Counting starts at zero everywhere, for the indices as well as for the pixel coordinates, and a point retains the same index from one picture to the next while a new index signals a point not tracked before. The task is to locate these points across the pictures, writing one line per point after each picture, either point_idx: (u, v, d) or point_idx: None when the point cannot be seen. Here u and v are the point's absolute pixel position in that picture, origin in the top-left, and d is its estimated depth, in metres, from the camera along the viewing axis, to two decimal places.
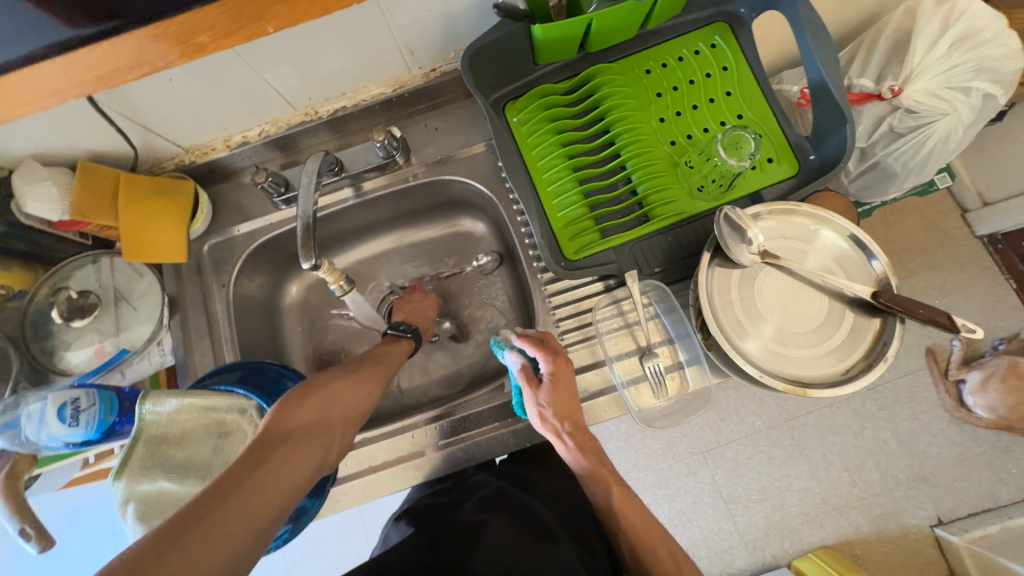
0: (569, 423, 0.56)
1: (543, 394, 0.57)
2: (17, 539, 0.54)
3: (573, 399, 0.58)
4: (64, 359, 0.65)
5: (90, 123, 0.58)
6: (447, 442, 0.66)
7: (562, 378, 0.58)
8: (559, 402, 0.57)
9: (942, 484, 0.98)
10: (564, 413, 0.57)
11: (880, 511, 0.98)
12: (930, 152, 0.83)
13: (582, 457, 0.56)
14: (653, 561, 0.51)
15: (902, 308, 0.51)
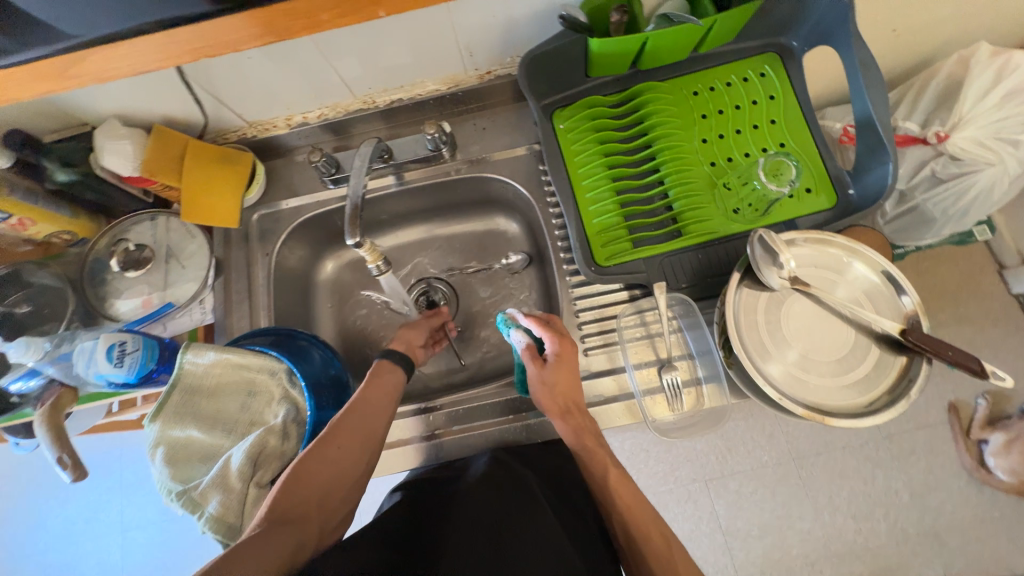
0: (569, 403, 0.59)
1: (547, 371, 0.60)
2: (53, 466, 0.58)
3: (574, 381, 0.60)
4: (114, 306, 0.69)
5: (172, 91, 0.62)
6: (453, 431, 0.69)
7: (567, 360, 0.60)
8: (559, 382, 0.59)
9: (953, 544, 0.95)
10: (564, 394, 0.59)
11: (885, 563, 0.95)
12: (972, 202, 0.83)
13: (580, 436, 0.57)
14: (647, 542, 0.52)
15: (930, 349, 0.51)
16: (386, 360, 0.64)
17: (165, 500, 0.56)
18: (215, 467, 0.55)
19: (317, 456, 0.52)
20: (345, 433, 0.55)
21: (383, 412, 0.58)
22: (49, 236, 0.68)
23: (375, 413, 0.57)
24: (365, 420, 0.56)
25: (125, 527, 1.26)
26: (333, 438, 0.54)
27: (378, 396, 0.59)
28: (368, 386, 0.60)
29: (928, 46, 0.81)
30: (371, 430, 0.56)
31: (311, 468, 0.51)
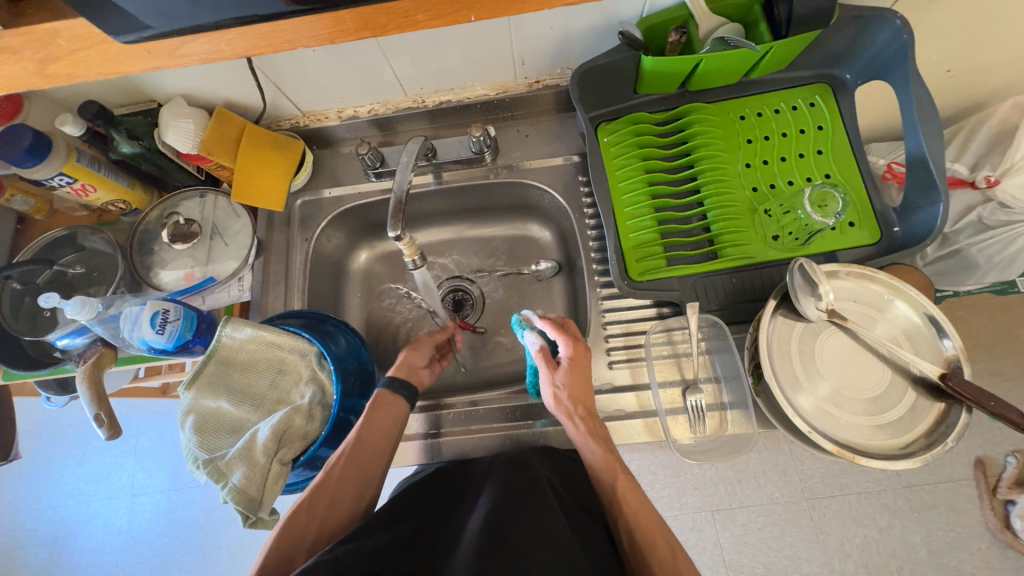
0: (582, 408, 0.59)
1: (560, 375, 0.60)
2: (90, 422, 0.60)
3: (586, 386, 0.60)
4: (158, 275, 0.71)
5: (238, 77, 0.65)
6: (460, 432, 0.68)
7: (580, 366, 0.61)
8: (573, 386, 0.59)
9: None
10: (576, 396, 0.59)
11: None
12: (1018, 253, 0.80)
13: (592, 442, 0.57)
14: (653, 551, 0.50)
15: (970, 397, 0.49)
16: (386, 391, 0.61)
17: (190, 467, 0.57)
18: (242, 440, 0.57)
19: (314, 504, 0.52)
20: (341, 478, 0.55)
21: (381, 452, 0.57)
22: (106, 203, 0.72)
23: (372, 455, 0.57)
24: (362, 464, 0.56)
25: (133, 492, 1.29)
26: (329, 484, 0.54)
27: (376, 436, 0.58)
28: (365, 424, 0.58)
29: (983, 89, 0.80)
30: (368, 470, 0.56)
31: (308, 515, 0.52)
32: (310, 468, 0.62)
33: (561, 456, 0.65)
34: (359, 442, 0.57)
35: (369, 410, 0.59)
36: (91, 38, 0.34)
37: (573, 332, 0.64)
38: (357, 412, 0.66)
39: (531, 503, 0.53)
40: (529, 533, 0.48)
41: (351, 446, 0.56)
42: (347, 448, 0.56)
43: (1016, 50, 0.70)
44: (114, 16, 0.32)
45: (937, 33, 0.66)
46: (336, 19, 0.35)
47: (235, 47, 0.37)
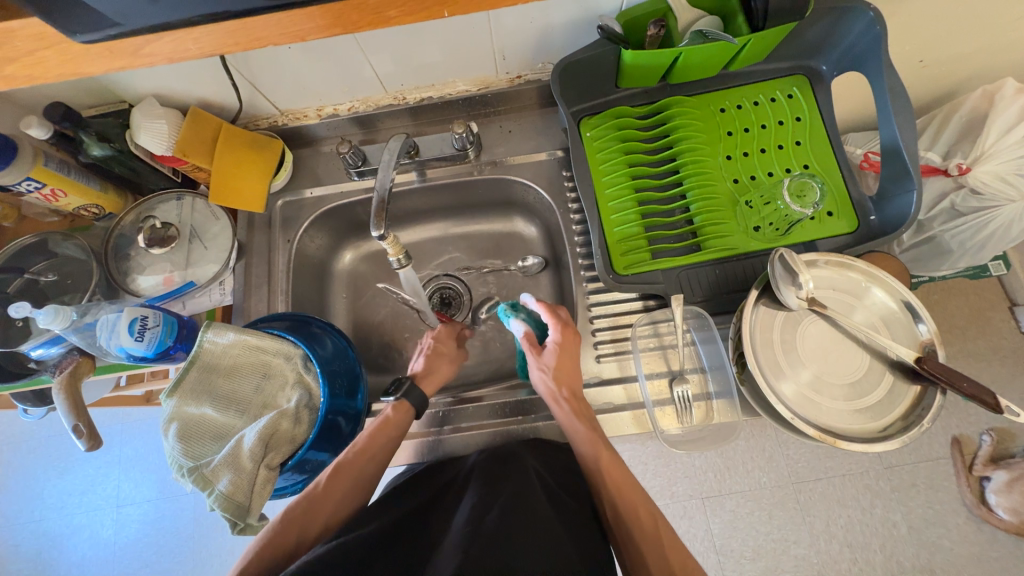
0: (566, 390, 0.59)
1: (545, 357, 0.61)
2: (68, 434, 0.59)
3: (575, 368, 0.61)
4: (136, 281, 0.70)
5: (211, 76, 0.63)
6: (450, 430, 0.68)
7: (571, 348, 0.62)
8: (560, 367, 0.60)
9: None
10: (562, 378, 0.60)
11: None
12: (989, 237, 0.83)
13: (575, 420, 0.57)
14: (636, 523, 0.51)
15: (945, 379, 0.51)
16: (403, 408, 0.61)
17: (175, 476, 0.56)
18: (228, 446, 0.56)
19: (313, 505, 0.53)
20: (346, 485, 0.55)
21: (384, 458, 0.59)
22: (78, 209, 0.70)
23: (375, 462, 0.58)
24: (365, 470, 0.57)
25: (120, 503, 1.27)
26: (328, 488, 0.54)
27: (382, 443, 0.58)
28: (369, 431, 0.59)
29: (954, 78, 0.82)
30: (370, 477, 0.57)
31: (303, 513, 0.52)
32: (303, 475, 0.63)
33: (543, 448, 0.64)
34: (364, 449, 0.57)
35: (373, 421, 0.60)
36: (49, 39, 0.32)
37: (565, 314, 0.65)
38: (346, 413, 0.65)
39: (516, 498, 0.52)
40: (514, 525, 0.48)
41: (354, 452, 0.57)
42: (350, 454, 0.57)
43: (983, 40, 0.72)
44: (69, 12, 0.30)
45: (910, 23, 0.67)
46: (302, 16, 0.34)
47: (204, 45, 0.36)
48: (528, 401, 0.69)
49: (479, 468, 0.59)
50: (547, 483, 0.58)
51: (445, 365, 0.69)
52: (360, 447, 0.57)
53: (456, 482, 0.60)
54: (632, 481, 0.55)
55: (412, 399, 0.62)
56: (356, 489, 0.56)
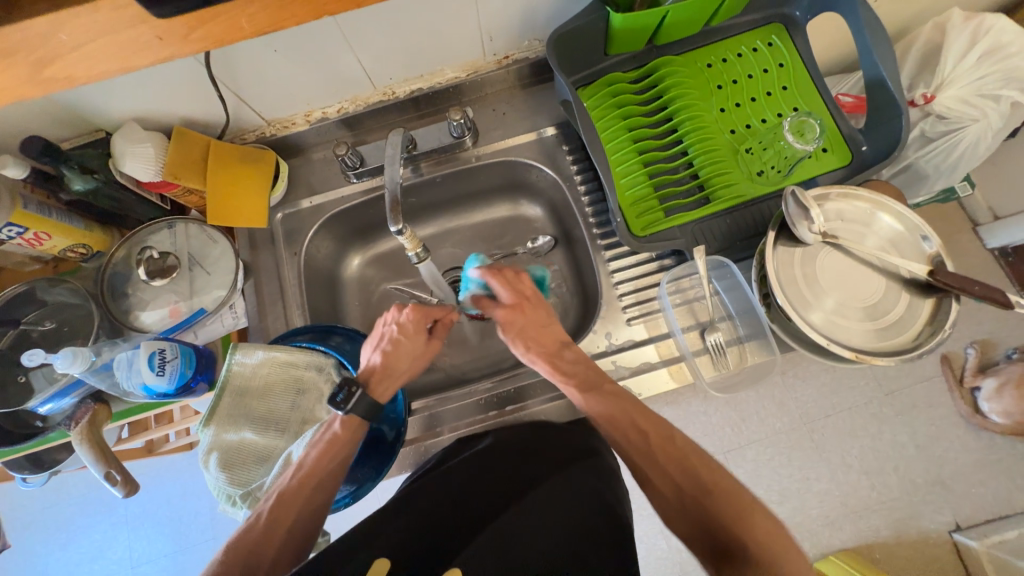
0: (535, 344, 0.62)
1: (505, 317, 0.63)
2: (101, 483, 0.56)
3: (544, 330, 0.63)
4: (140, 318, 0.66)
5: (195, 90, 0.61)
6: (469, 426, 0.69)
7: (532, 314, 0.63)
8: (529, 325, 0.63)
9: (959, 488, 0.89)
10: (535, 336, 0.62)
11: (900, 514, 0.89)
12: (960, 156, 0.87)
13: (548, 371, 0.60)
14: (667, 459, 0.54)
15: (958, 285, 0.54)
16: (349, 418, 0.54)
17: (225, 505, 0.55)
18: (277, 466, 0.55)
19: (259, 540, 0.48)
20: (286, 501, 0.50)
21: (330, 474, 0.52)
22: (65, 250, 0.65)
23: (326, 480, 0.52)
24: (315, 491, 0.51)
25: (133, 563, 1.20)
26: (274, 519, 0.49)
27: (327, 462, 0.52)
28: (314, 448, 0.53)
29: (908, 12, 0.87)
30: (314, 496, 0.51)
31: (249, 552, 0.47)
32: (355, 488, 0.63)
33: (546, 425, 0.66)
34: (307, 471, 0.52)
35: (314, 436, 0.55)
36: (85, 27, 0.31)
37: (522, 277, 0.65)
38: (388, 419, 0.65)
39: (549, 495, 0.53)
40: (538, 535, 0.49)
41: (297, 474, 0.52)
42: (293, 474, 0.52)
43: None
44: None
45: None
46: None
47: (256, 22, 0.34)
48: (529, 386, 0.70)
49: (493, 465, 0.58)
50: (549, 454, 0.60)
51: (404, 365, 0.59)
52: (305, 468, 0.52)
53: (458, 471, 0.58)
54: (640, 408, 0.57)
55: (358, 409, 0.54)
56: (308, 514, 0.50)
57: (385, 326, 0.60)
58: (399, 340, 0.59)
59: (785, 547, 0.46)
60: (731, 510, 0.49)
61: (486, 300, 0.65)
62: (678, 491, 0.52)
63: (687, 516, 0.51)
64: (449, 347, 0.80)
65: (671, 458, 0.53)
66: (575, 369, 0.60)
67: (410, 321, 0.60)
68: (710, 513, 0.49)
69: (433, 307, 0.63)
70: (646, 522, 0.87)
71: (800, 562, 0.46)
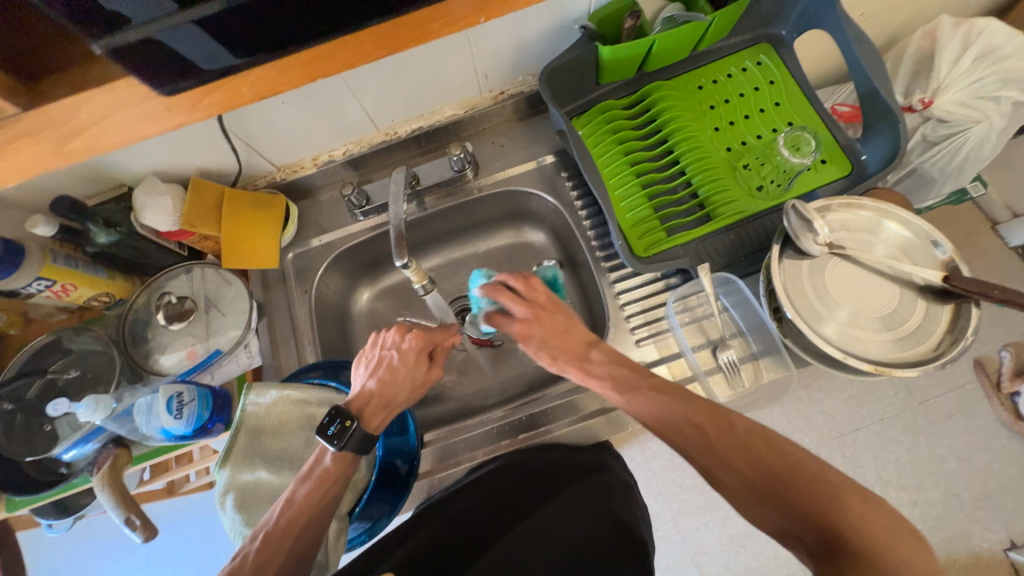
0: (564, 356, 0.59)
1: (530, 328, 0.60)
2: (122, 529, 0.57)
3: (566, 336, 0.59)
4: (160, 361, 0.68)
5: (209, 143, 0.65)
6: (484, 455, 0.68)
7: (550, 321, 0.60)
8: (558, 337, 0.59)
9: (1010, 504, 0.84)
10: (563, 345, 0.59)
11: (947, 534, 0.84)
12: (965, 158, 0.86)
13: (587, 383, 0.57)
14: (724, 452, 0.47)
15: (976, 290, 0.53)
16: (341, 455, 0.52)
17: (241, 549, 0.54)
18: None
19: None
20: (274, 539, 0.47)
21: (321, 506, 0.50)
22: (89, 300, 0.68)
23: (317, 518, 0.49)
24: (303, 531, 0.48)
25: None
26: (261, 561, 0.45)
27: (319, 499, 0.50)
28: (301, 484, 0.51)
29: (896, 21, 0.88)
30: (305, 532, 0.48)
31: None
32: (372, 524, 0.61)
33: (549, 448, 0.66)
34: (297, 506, 0.49)
35: (304, 469, 0.51)
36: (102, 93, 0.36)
37: (534, 285, 0.62)
38: (402, 453, 0.64)
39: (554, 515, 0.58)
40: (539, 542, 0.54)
41: (288, 510, 0.49)
42: (283, 512, 0.49)
43: None
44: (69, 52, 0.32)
45: None
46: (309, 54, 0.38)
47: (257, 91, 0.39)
48: (541, 413, 0.69)
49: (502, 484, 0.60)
50: (554, 474, 0.62)
51: (400, 395, 0.57)
52: (296, 504, 0.49)
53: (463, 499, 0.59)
54: (688, 398, 0.52)
55: (350, 446, 0.52)
56: (298, 556, 0.47)
57: (385, 351, 0.58)
58: (397, 369, 0.57)
59: (899, 526, 0.40)
60: (822, 495, 0.42)
61: (498, 316, 0.61)
62: (754, 484, 0.45)
63: (769, 509, 0.44)
64: (460, 377, 0.80)
65: (735, 448, 0.47)
66: (607, 371, 0.57)
67: (411, 346, 0.58)
68: (797, 503, 0.43)
69: (435, 333, 0.61)
70: None
71: (921, 541, 0.40)
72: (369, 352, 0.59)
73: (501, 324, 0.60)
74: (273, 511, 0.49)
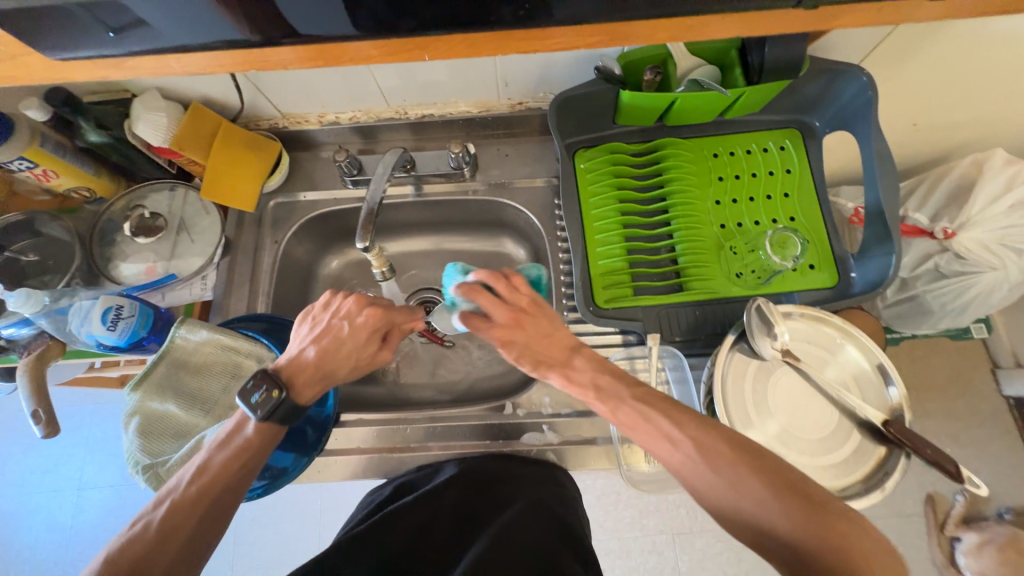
0: (547, 364, 0.54)
1: (517, 331, 0.54)
2: (27, 419, 0.58)
3: (549, 341, 0.54)
4: (118, 268, 0.69)
5: (217, 75, 0.65)
6: (441, 449, 0.68)
7: (532, 326, 0.54)
8: (541, 341, 0.54)
9: None
10: (547, 350, 0.54)
11: None
12: (970, 300, 0.84)
13: (570, 389, 0.53)
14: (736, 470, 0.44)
15: (910, 444, 0.51)
16: (265, 424, 0.51)
17: (130, 471, 0.55)
18: (188, 445, 0.55)
19: (149, 552, 0.43)
20: (187, 505, 0.46)
21: (242, 474, 0.49)
22: (68, 190, 0.70)
23: (230, 487, 0.48)
24: (218, 499, 0.47)
25: (81, 486, 1.19)
26: (167, 528, 0.45)
27: (235, 470, 0.48)
28: (219, 452, 0.49)
29: (947, 141, 0.84)
30: (225, 501, 0.48)
31: (134, 568, 0.43)
32: (273, 481, 0.62)
33: (509, 459, 0.66)
34: (209, 475, 0.48)
35: (222, 436, 0.50)
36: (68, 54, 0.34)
37: (517, 285, 0.55)
38: (313, 422, 0.66)
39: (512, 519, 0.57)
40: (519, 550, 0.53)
41: (199, 479, 0.47)
42: (195, 479, 0.47)
43: (974, 110, 0.75)
44: (109, 6, 0.30)
45: (900, 91, 0.70)
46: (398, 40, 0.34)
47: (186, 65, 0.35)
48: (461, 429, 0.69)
49: (454, 498, 0.61)
50: (508, 487, 0.62)
51: (340, 370, 0.56)
52: (209, 473, 0.47)
53: (409, 516, 0.59)
54: (673, 409, 0.48)
55: (274, 415, 0.51)
56: (209, 519, 0.47)
57: (336, 320, 0.57)
58: (344, 341, 0.56)
59: (875, 551, 0.41)
60: (808, 516, 0.41)
61: (475, 318, 0.55)
62: (748, 509, 0.43)
63: (751, 526, 0.43)
64: (404, 366, 0.80)
65: (723, 462, 0.45)
66: (590, 379, 0.52)
67: (368, 321, 0.57)
68: (777, 527, 0.42)
69: (395, 315, 0.60)
70: None
71: (888, 552, 0.41)
72: (319, 314, 0.57)
73: (479, 328, 0.55)
74: (181, 476, 0.48)
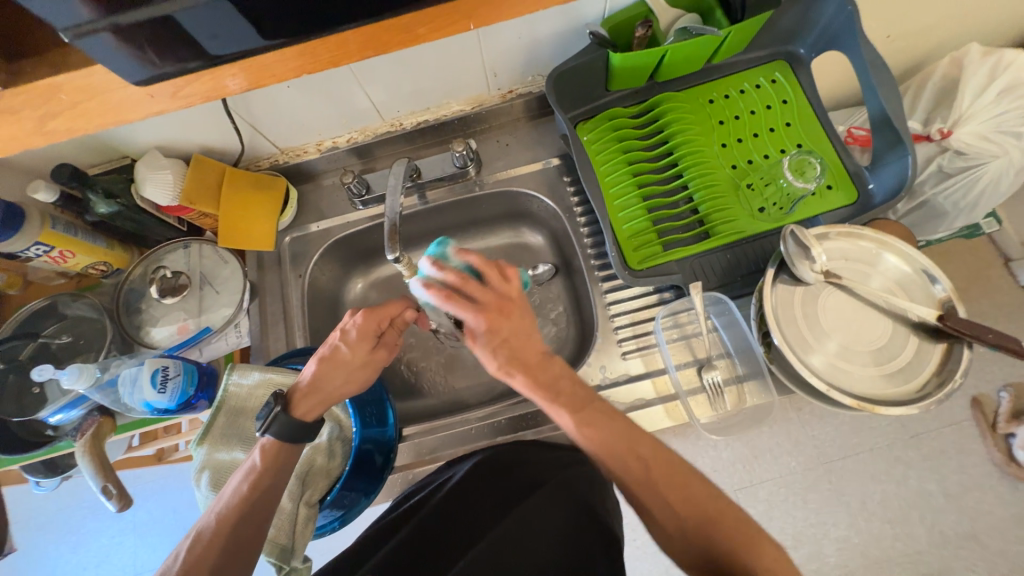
0: (520, 369, 0.51)
1: (490, 335, 0.50)
2: (98, 496, 0.58)
3: (528, 341, 0.51)
4: (149, 333, 0.69)
5: (213, 122, 0.65)
6: (462, 452, 0.68)
7: (512, 324, 0.51)
8: (514, 346, 0.51)
9: (995, 546, 0.77)
10: (520, 353, 0.51)
11: (926, 570, 0.77)
12: (981, 193, 0.84)
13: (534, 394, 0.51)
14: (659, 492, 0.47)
15: (970, 333, 0.51)
16: (270, 441, 0.50)
17: None
18: None
19: None
20: (214, 538, 0.46)
21: (261, 508, 0.48)
22: (86, 268, 0.69)
23: (253, 513, 0.48)
24: (239, 526, 0.47)
25: (137, 571, 1.17)
26: (193, 563, 0.45)
27: (255, 499, 0.48)
28: (239, 483, 0.49)
29: (922, 47, 0.86)
30: (250, 530, 0.48)
31: None
32: (345, 512, 0.62)
33: (533, 446, 0.66)
34: (232, 507, 0.48)
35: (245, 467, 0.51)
36: (90, 90, 0.35)
37: (508, 276, 0.52)
38: (380, 444, 0.65)
39: (535, 509, 0.58)
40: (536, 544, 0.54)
41: (222, 511, 0.48)
42: (216, 512, 0.48)
43: (943, 10, 0.77)
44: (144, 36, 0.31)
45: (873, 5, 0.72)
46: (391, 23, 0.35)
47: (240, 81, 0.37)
48: (525, 416, 0.69)
49: (479, 484, 0.60)
50: (527, 472, 0.61)
51: (335, 382, 0.53)
52: (229, 503, 0.48)
53: (429, 504, 0.60)
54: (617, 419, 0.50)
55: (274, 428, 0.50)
56: (233, 551, 0.47)
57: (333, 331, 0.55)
58: (337, 351, 0.53)
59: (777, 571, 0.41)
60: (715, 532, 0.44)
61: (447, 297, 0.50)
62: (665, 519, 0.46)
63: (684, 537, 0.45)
64: (445, 375, 0.80)
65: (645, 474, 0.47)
66: (556, 380, 0.51)
67: (368, 319, 0.54)
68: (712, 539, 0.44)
69: (386, 310, 0.56)
70: (648, 560, 0.83)
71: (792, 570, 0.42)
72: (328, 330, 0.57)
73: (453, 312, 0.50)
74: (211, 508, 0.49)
